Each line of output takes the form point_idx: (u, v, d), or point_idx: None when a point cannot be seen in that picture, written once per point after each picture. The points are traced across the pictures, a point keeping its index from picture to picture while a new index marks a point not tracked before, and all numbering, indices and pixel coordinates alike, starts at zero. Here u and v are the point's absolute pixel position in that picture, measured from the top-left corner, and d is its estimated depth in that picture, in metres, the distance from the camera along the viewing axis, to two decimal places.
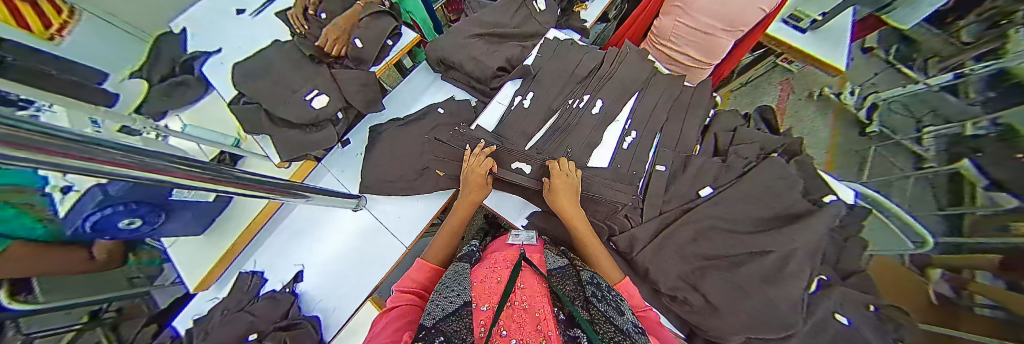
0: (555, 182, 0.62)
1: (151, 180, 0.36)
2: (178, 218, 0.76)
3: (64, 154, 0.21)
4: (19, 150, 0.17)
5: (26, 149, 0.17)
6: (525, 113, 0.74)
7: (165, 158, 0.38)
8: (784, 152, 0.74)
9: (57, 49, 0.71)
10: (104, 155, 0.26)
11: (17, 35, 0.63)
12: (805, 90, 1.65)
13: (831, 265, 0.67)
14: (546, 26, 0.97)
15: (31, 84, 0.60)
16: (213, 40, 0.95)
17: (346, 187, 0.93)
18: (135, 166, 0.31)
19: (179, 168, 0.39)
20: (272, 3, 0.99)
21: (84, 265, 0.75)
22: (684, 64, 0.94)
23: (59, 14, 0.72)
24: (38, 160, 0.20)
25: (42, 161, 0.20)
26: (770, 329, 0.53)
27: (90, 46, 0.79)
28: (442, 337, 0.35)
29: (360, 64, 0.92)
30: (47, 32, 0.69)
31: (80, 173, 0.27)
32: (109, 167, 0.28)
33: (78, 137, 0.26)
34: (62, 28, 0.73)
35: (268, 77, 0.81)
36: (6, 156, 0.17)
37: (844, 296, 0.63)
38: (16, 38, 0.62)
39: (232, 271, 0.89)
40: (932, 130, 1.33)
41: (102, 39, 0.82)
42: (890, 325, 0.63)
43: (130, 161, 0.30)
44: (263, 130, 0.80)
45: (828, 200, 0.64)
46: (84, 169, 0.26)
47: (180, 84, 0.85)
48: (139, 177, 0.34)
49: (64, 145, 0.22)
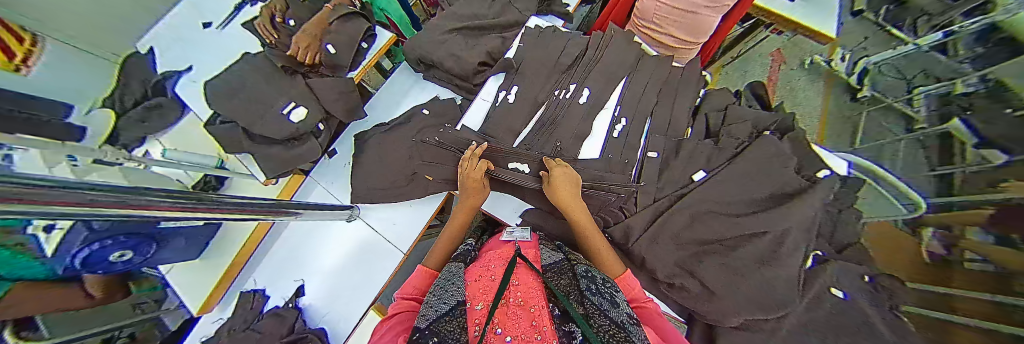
0: (560, 177, 0.59)
1: (119, 216, 0.33)
2: (170, 247, 0.74)
3: (25, 199, 0.19)
4: None
5: None
6: (510, 108, 0.72)
7: (140, 192, 0.36)
8: (776, 129, 0.73)
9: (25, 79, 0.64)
10: (58, 197, 0.23)
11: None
12: (797, 58, 1.62)
13: (826, 239, 0.68)
14: (527, 14, 0.92)
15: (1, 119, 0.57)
16: (180, 58, 0.90)
17: (337, 198, 0.92)
18: (102, 204, 0.28)
19: (152, 199, 0.36)
20: (237, 12, 0.94)
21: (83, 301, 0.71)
22: (670, 45, 0.90)
23: (22, 43, 0.66)
24: (8, 208, 0.18)
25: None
26: (767, 310, 0.55)
27: (60, 74, 0.73)
28: (436, 338, 0.34)
29: (336, 71, 0.88)
30: (13, 63, 0.62)
31: (51, 218, 0.25)
32: (83, 208, 0.26)
33: (44, 182, 0.24)
34: (27, 58, 0.66)
35: (239, 92, 0.76)
36: None
37: (839, 269, 0.63)
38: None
39: (234, 291, 0.89)
40: (922, 90, 1.31)
41: (70, 66, 0.76)
42: (885, 294, 0.64)
43: (106, 200, 0.29)
44: (244, 149, 0.77)
45: (821, 175, 0.64)
46: (56, 213, 0.25)
47: (154, 107, 0.81)
48: (116, 215, 0.32)
49: (27, 192, 0.20)
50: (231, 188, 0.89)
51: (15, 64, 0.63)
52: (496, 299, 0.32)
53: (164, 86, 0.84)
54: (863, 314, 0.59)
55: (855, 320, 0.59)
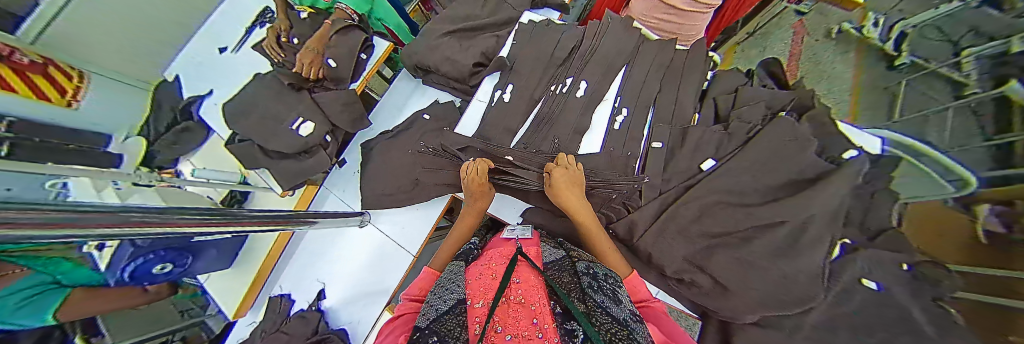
0: (563, 178, 0.57)
1: (160, 234, 0.37)
2: (205, 258, 0.81)
3: (77, 224, 0.22)
4: (41, 225, 0.18)
5: (42, 225, 0.18)
6: (506, 107, 0.71)
7: (177, 211, 0.40)
8: (793, 108, 0.67)
9: (75, 113, 0.73)
10: (111, 220, 0.27)
11: (39, 108, 0.65)
12: (822, 28, 1.54)
13: (857, 227, 0.62)
14: (520, 10, 0.91)
15: (60, 151, 0.64)
16: (200, 82, 0.94)
17: (350, 206, 0.96)
18: (141, 222, 0.31)
19: (183, 216, 0.40)
20: (247, 35, 0.98)
21: (141, 296, 0.81)
22: (680, 8, 0.84)
23: (71, 80, 0.73)
24: (65, 233, 0.21)
25: (50, 234, 0.20)
26: (785, 304, 0.52)
27: (105, 107, 0.81)
28: (436, 337, 0.35)
29: (339, 84, 0.90)
30: (65, 99, 0.71)
31: (111, 238, 0.29)
32: (133, 227, 0.30)
33: (97, 208, 0.27)
34: (76, 93, 0.74)
35: (254, 111, 0.81)
36: (34, 230, 0.18)
37: (873, 260, 0.58)
38: (41, 116, 0.66)
39: (264, 296, 0.95)
40: (972, 51, 1.11)
41: (114, 98, 0.85)
42: (929, 286, 0.59)
43: (147, 219, 0.32)
44: (260, 164, 0.83)
45: (847, 157, 0.58)
46: (113, 234, 0.28)
47: (183, 131, 0.89)
48: (158, 234, 0.36)
49: (80, 216, 0.23)
50: (254, 201, 0.95)
51: (68, 99, 0.72)
52: (496, 297, 0.32)
53: (191, 110, 0.90)
54: (900, 308, 0.55)
55: (888, 313, 0.55)
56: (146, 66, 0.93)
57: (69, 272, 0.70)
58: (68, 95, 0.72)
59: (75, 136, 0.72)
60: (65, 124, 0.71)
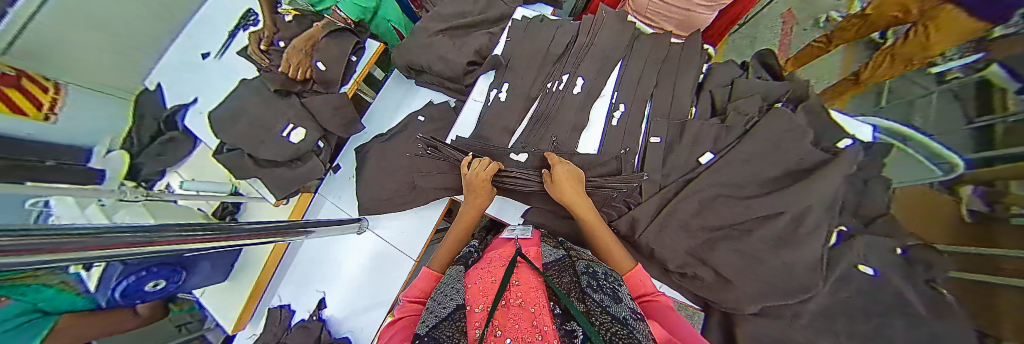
0: (566, 177, 0.56)
1: (152, 254, 0.35)
2: (199, 272, 0.79)
3: (65, 248, 0.21)
4: (25, 252, 0.17)
5: (24, 252, 0.17)
6: (503, 106, 0.71)
7: (168, 228, 0.38)
8: (789, 99, 0.67)
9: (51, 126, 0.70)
10: (99, 243, 0.25)
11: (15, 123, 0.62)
12: (809, 17, 1.47)
13: (852, 213, 0.64)
14: (513, 6, 0.89)
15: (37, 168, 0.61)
16: (185, 90, 0.90)
17: (347, 212, 0.94)
18: (129, 243, 0.30)
19: (174, 233, 0.38)
20: (231, 39, 0.94)
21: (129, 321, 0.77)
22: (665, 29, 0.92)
23: (46, 92, 0.70)
24: (51, 257, 0.20)
25: (33, 260, 0.18)
26: (784, 295, 0.53)
27: (83, 119, 0.78)
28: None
29: (328, 87, 0.87)
30: (41, 112, 0.68)
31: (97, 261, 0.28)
32: (120, 248, 0.28)
33: (83, 230, 0.26)
34: (52, 105, 0.71)
35: (242, 119, 0.79)
36: (17, 261, 0.17)
37: (866, 245, 0.60)
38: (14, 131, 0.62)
39: (263, 307, 0.93)
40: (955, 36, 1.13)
41: (92, 109, 0.80)
42: (920, 267, 0.61)
43: (134, 238, 0.30)
44: (252, 173, 0.80)
45: (842, 146, 0.60)
46: (103, 256, 0.27)
47: (169, 142, 0.85)
48: (148, 253, 0.35)
49: (66, 239, 0.22)
50: (246, 212, 0.92)
51: (44, 113, 0.68)
52: (494, 299, 0.31)
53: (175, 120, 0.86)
54: (894, 291, 0.57)
55: (885, 297, 0.57)
56: (127, 75, 0.89)
57: (52, 299, 0.64)
58: (44, 109, 0.69)
59: (50, 151, 0.68)
60: (39, 136, 0.67)
